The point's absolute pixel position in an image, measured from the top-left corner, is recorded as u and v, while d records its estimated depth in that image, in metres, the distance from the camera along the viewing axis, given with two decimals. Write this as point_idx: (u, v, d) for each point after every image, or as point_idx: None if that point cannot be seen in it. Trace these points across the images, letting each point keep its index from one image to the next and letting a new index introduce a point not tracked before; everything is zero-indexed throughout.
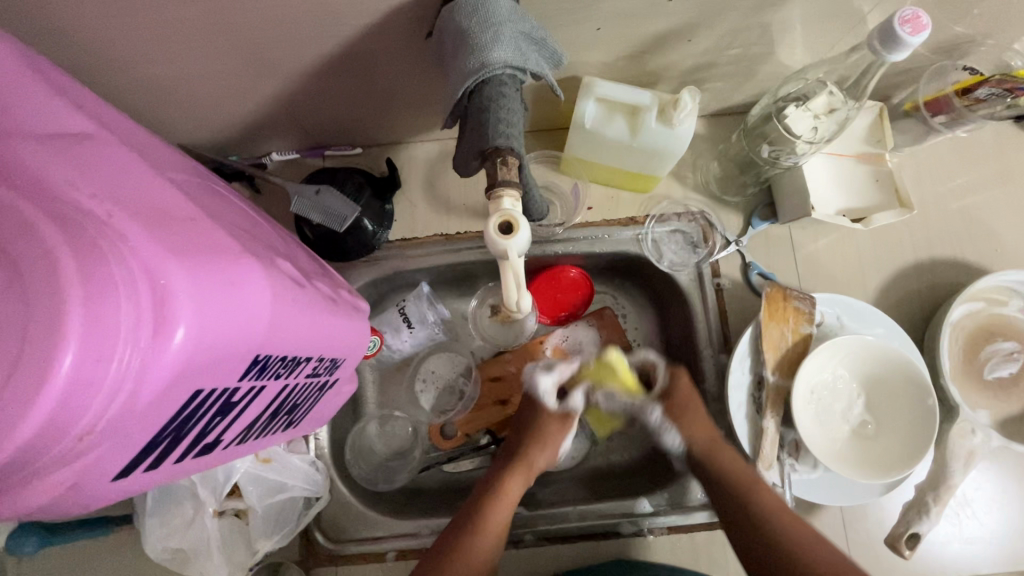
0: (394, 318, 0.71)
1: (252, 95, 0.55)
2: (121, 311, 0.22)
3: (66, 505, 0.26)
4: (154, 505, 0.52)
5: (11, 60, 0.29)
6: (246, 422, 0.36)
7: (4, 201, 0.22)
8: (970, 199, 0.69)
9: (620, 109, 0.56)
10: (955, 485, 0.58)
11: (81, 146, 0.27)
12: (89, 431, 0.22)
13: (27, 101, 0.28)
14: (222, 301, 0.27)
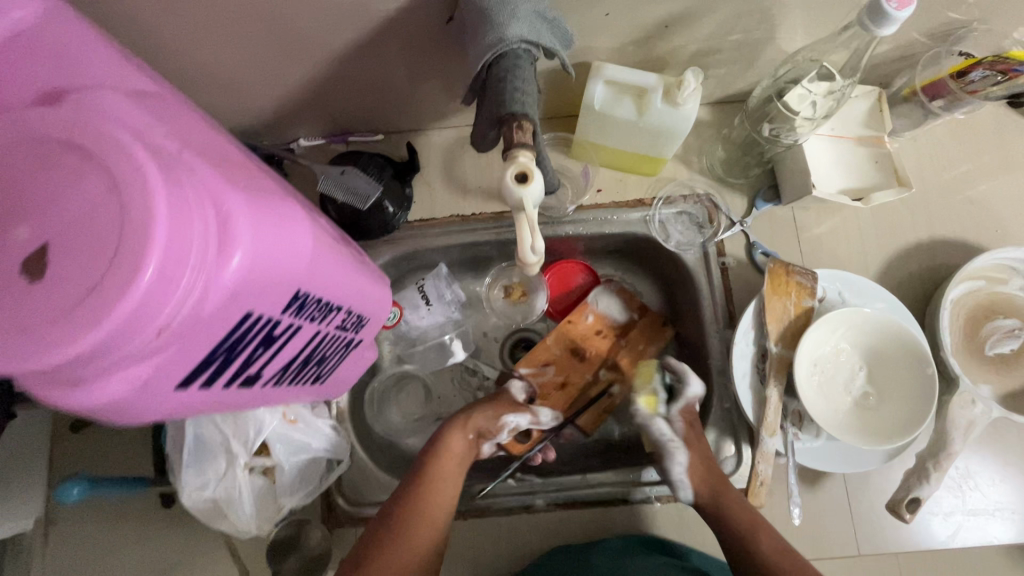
0: (414, 296, 0.75)
1: (285, 80, 0.60)
2: (194, 225, 0.26)
3: (134, 408, 0.29)
4: (190, 458, 0.56)
5: (89, 30, 0.33)
6: (283, 362, 0.40)
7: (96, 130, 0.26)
8: (969, 181, 0.72)
9: (628, 91, 0.59)
10: (955, 452, 0.60)
11: (150, 99, 0.31)
12: (165, 329, 0.25)
13: (103, 63, 0.33)
14: (270, 232, 0.30)
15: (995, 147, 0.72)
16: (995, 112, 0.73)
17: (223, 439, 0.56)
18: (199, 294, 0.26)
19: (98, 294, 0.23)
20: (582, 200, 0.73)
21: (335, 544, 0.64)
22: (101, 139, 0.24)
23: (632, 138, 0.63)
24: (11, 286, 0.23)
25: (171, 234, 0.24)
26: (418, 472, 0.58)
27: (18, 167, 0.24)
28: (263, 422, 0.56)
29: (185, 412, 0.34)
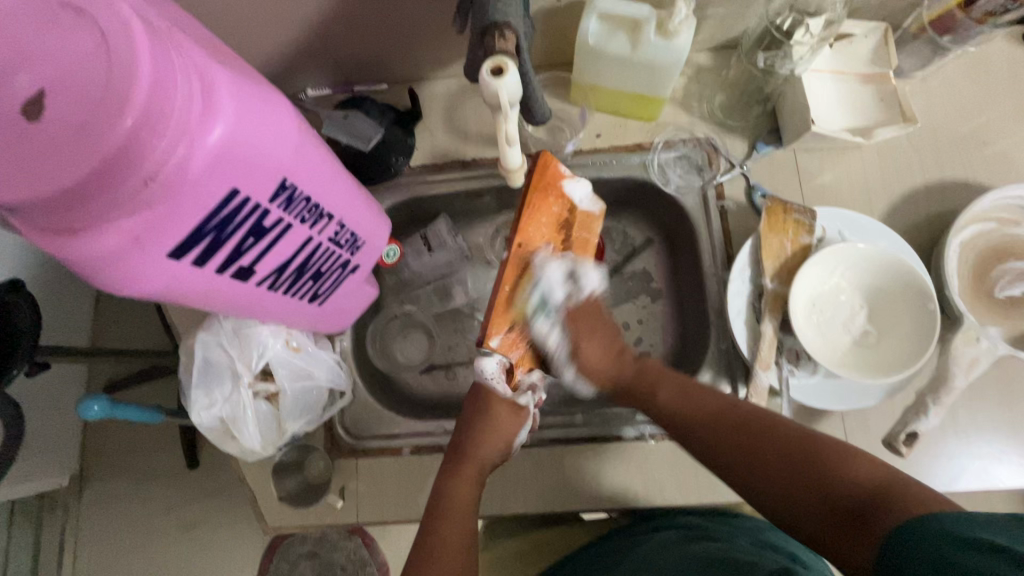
0: (416, 242, 0.77)
1: (288, 21, 0.62)
2: (179, 82, 0.28)
3: (130, 270, 0.31)
4: (200, 378, 0.60)
5: None
6: (276, 261, 0.42)
7: None
8: (979, 121, 0.70)
9: (622, 25, 0.60)
10: (955, 386, 0.59)
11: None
12: (152, 176, 0.28)
13: None
14: (256, 109, 0.32)
15: (1009, 88, 0.70)
16: (1006, 52, 0.71)
17: (228, 360, 0.60)
18: (183, 151, 0.29)
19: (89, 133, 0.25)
20: (580, 145, 0.73)
21: (335, 472, 0.66)
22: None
23: (628, 75, 0.64)
24: (12, 126, 0.25)
25: (155, 84, 0.26)
26: (436, 503, 0.57)
27: (17, 23, 0.26)
28: (265, 345, 0.59)
29: (180, 293, 0.37)
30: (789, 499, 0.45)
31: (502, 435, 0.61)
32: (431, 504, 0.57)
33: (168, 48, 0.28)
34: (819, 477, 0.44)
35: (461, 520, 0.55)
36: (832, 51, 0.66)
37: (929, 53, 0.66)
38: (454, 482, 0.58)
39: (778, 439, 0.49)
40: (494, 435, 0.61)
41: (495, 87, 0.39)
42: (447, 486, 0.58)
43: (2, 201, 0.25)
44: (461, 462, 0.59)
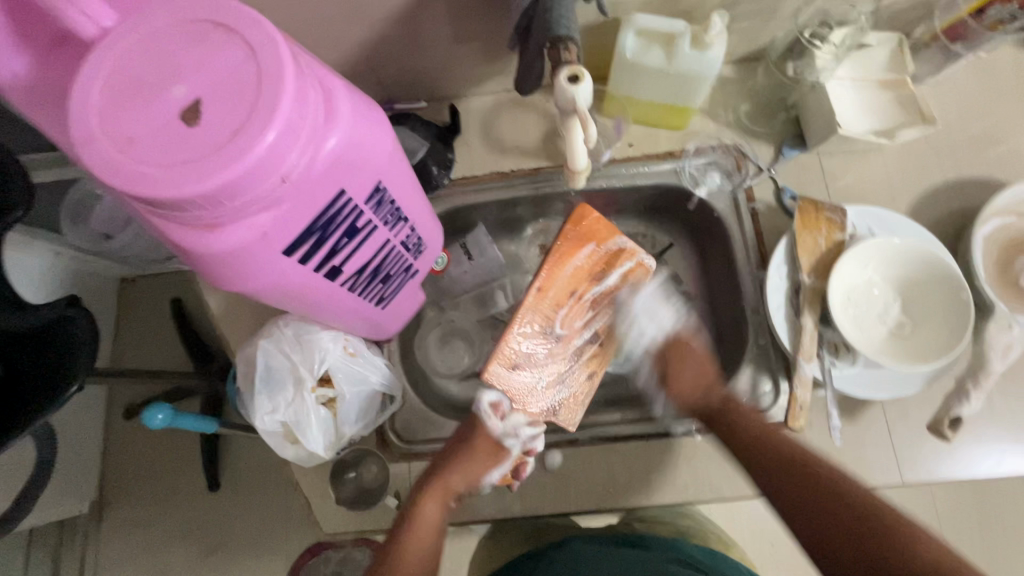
0: (456, 252, 0.79)
1: (341, 43, 0.65)
2: (310, 91, 0.31)
3: (250, 264, 0.34)
4: (263, 384, 0.61)
5: None
6: (360, 263, 0.44)
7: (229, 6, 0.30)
8: (992, 122, 0.74)
9: (657, 40, 0.64)
10: (994, 370, 0.61)
11: None
12: (287, 175, 0.30)
13: None
14: (363, 117, 0.36)
15: (1016, 90, 0.74)
16: (1011, 57, 0.75)
17: (291, 366, 0.61)
18: (309, 154, 0.31)
19: (241, 135, 0.28)
20: (615, 154, 0.76)
21: (389, 477, 0.67)
22: (238, 18, 0.29)
23: (662, 86, 0.68)
24: (171, 130, 0.28)
25: (296, 92, 0.29)
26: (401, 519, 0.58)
27: (172, 40, 0.29)
28: (327, 350, 0.61)
29: (279, 290, 0.39)
30: (835, 544, 0.47)
31: (474, 462, 0.62)
32: (402, 515, 0.59)
33: (301, 61, 0.31)
34: (881, 543, 0.45)
35: (424, 536, 0.57)
36: (850, 60, 0.70)
37: (942, 60, 0.71)
38: (427, 499, 0.60)
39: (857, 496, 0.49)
40: (468, 460, 0.62)
41: (571, 92, 0.46)
42: (417, 504, 0.59)
43: (157, 198, 0.28)
44: (429, 483, 0.61)
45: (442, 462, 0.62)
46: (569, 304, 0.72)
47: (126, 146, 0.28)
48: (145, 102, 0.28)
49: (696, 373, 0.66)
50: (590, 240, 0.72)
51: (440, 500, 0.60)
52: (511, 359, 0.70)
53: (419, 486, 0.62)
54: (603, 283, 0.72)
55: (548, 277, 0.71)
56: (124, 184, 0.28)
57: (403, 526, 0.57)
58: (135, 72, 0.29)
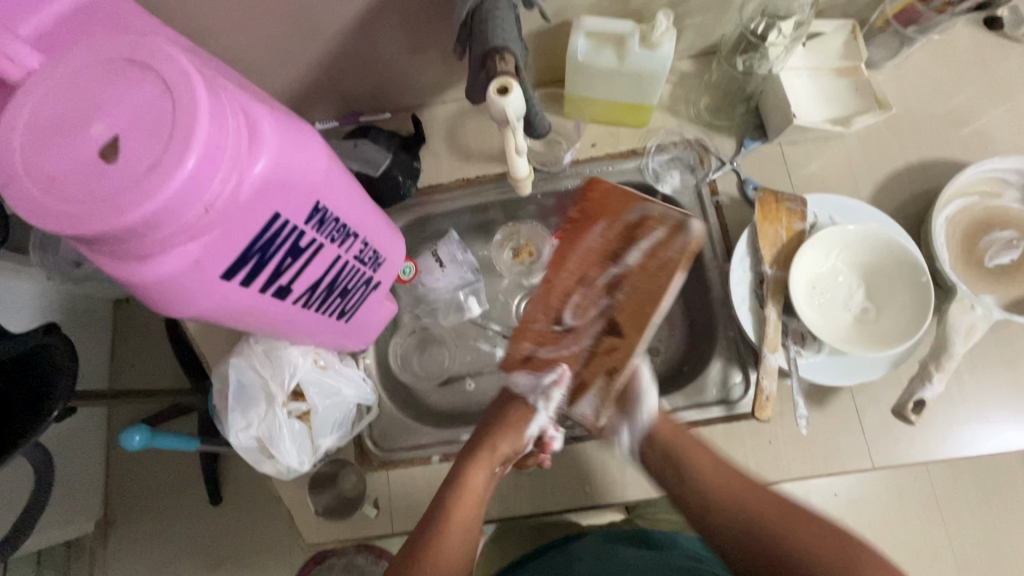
0: (428, 262, 0.79)
1: (298, 60, 0.66)
2: (231, 121, 0.32)
3: (189, 291, 0.35)
4: (236, 401, 0.62)
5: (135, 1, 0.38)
6: (311, 280, 0.45)
7: (142, 39, 0.31)
8: (951, 104, 0.74)
9: (608, 41, 0.64)
10: (955, 352, 0.62)
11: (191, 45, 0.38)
12: (213, 203, 0.32)
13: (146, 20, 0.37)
14: (294, 139, 0.37)
15: (975, 71, 0.75)
16: (968, 38, 0.75)
17: (262, 382, 0.62)
18: (234, 181, 0.32)
19: (159, 169, 0.29)
20: (578, 154, 0.77)
21: (367, 485, 0.68)
22: (153, 53, 0.30)
23: (617, 85, 0.68)
24: (91, 167, 0.29)
25: (214, 121, 0.30)
26: (453, 484, 0.62)
27: (91, 79, 0.30)
28: (295, 365, 0.62)
29: (226, 312, 0.40)
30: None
31: (514, 430, 0.65)
32: (450, 481, 0.62)
33: (220, 91, 0.32)
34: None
35: (470, 503, 0.61)
36: (805, 49, 0.71)
37: (896, 44, 0.71)
38: (476, 468, 0.63)
39: (798, 537, 0.54)
40: (510, 432, 0.65)
41: (502, 105, 0.46)
42: (467, 469, 0.63)
43: (82, 234, 0.29)
44: (482, 453, 0.64)
45: (492, 435, 0.65)
46: (581, 290, 0.65)
47: (50, 185, 0.29)
48: (66, 141, 0.29)
49: (648, 283, 0.62)
50: (601, 216, 0.66)
51: (487, 466, 0.63)
52: (524, 345, 0.66)
53: (464, 454, 0.65)
54: (621, 263, 0.64)
55: (554, 268, 0.66)
56: (49, 222, 0.29)
57: (449, 492, 0.61)
58: (56, 113, 0.30)
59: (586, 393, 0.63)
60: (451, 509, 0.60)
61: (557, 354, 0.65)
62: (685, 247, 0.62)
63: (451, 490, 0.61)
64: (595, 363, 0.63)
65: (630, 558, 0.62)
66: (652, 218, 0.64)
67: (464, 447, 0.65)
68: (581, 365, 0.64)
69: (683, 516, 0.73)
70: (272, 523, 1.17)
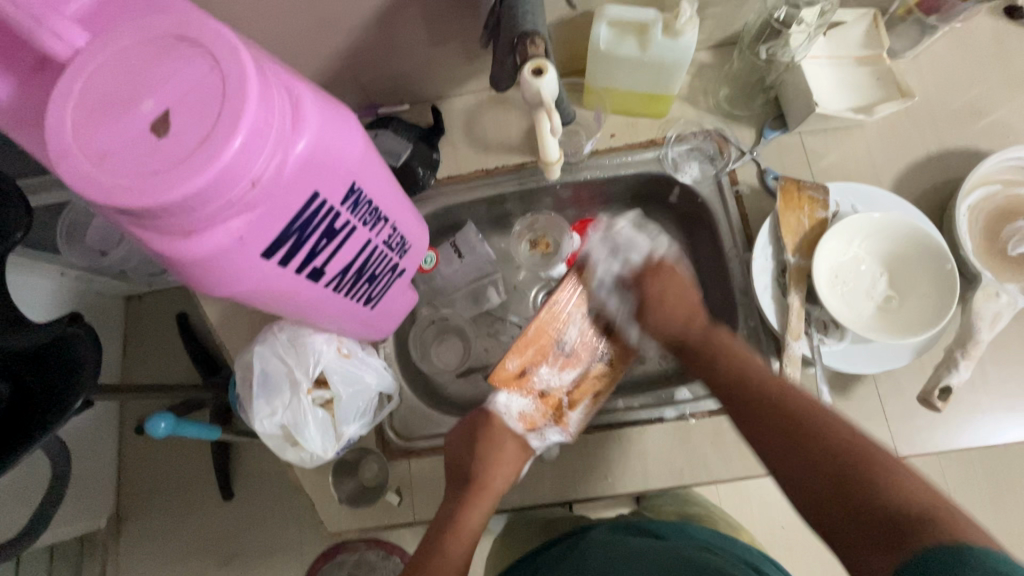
0: (447, 250, 0.81)
1: (321, 51, 0.66)
2: (276, 96, 0.32)
3: (231, 269, 0.35)
4: (261, 389, 0.63)
5: None
6: (343, 263, 0.45)
7: (191, 17, 0.31)
8: (972, 93, 0.74)
9: (631, 29, 0.64)
10: (981, 339, 0.61)
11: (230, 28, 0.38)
12: (259, 178, 0.32)
13: None
14: (333, 119, 0.37)
15: (995, 61, 0.74)
16: (987, 28, 0.75)
17: (286, 369, 0.63)
18: (278, 159, 0.33)
19: (209, 143, 0.29)
20: (597, 145, 0.77)
21: (389, 473, 0.68)
22: (201, 30, 0.31)
23: (639, 74, 0.68)
24: (142, 142, 0.29)
25: (261, 96, 0.31)
26: (447, 522, 0.61)
27: (140, 56, 0.30)
28: (320, 352, 0.62)
29: (262, 294, 0.40)
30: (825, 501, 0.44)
31: (501, 463, 0.65)
32: (440, 524, 0.62)
33: (265, 68, 0.32)
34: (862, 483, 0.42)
35: (457, 549, 0.59)
36: (826, 38, 0.71)
37: (918, 33, 0.71)
38: (467, 509, 0.62)
39: (823, 423, 0.48)
40: (498, 466, 0.64)
41: (537, 86, 0.48)
42: (457, 512, 0.62)
43: (132, 207, 0.29)
44: (477, 494, 0.62)
45: (485, 475, 0.63)
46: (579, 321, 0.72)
47: (100, 159, 0.29)
48: (115, 116, 0.29)
49: (680, 302, 0.67)
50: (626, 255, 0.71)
51: (481, 505, 0.62)
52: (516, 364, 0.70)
53: (457, 494, 0.63)
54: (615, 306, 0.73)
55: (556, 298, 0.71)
56: (100, 195, 0.29)
57: (445, 538, 0.60)
58: (106, 89, 0.30)
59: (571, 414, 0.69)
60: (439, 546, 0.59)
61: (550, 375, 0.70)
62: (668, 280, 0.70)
63: (440, 531, 0.61)
64: (584, 385, 0.70)
65: (634, 543, 0.61)
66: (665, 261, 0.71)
67: (454, 485, 0.65)
68: (572, 386, 0.70)
69: (692, 508, 0.74)
70: (284, 516, 1.17)
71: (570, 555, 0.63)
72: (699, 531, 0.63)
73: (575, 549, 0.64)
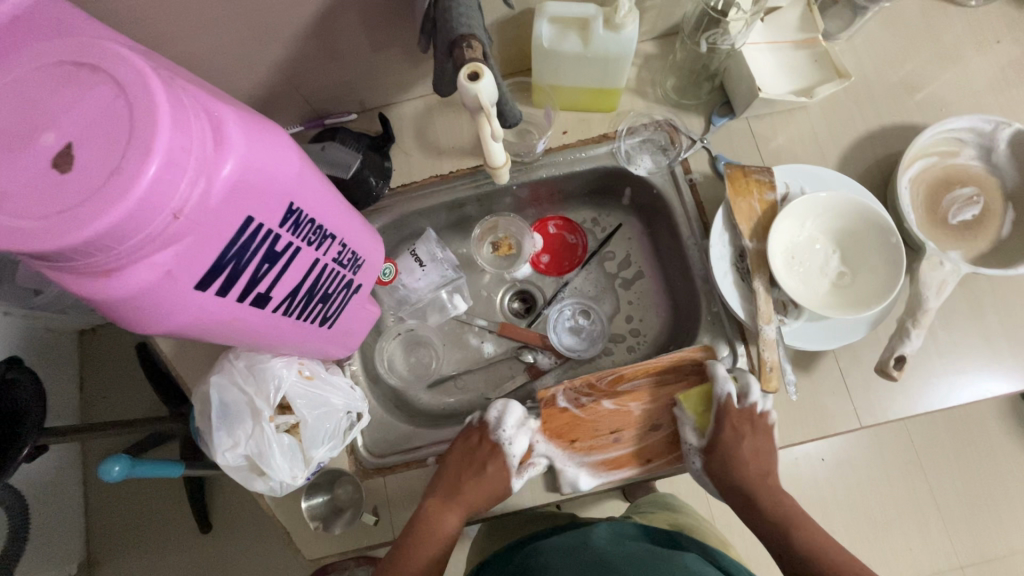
0: (407, 261, 0.78)
1: (258, 65, 0.63)
2: (192, 118, 0.31)
3: (161, 306, 0.33)
4: (220, 420, 0.60)
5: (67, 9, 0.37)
6: (290, 286, 0.44)
7: (94, 41, 0.29)
8: (906, 68, 0.76)
9: (573, 26, 0.64)
10: (930, 308, 0.63)
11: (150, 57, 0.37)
12: (181, 208, 0.30)
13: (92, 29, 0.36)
14: (262, 137, 0.36)
15: (924, 37, 0.77)
16: (916, 6, 0.78)
17: (246, 398, 0.60)
18: (202, 185, 0.31)
19: (121, 173, 0.28)
20: (550, 143, 0.77)
21: (364, 493, 0.66)
22: (105, 55, 0.29)
23: (585, 69, 0.68)
24: (45, 177, 0.27)
25: (175, 121, 0.29)
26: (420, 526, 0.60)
27: (38, 84, 0.28)
28: (280, 377, 0.60)
29: (203, 326, 0.38)
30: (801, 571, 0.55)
31: (495, 475, 0.62)
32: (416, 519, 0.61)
33: (178, 91, 0.31)
34: None
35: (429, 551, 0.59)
36: (763, 24, 0.73)
37: (850, 15, 0.73)
38: (446, 512, 0.61)
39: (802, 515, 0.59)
40: (490, 470, 0.62)
41: (474, 90, 0.47)
42: (436, 513, 0.61)
43: (40, 250, 0.27)
44: (458, 500, 0.61)
45: (471, 484, 0.61)
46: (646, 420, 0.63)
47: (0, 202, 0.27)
48: (14, 151, 0.27)
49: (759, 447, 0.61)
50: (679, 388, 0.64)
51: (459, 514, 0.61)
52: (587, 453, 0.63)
53: (440, 495, 0.62)
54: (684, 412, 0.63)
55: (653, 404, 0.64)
56: (2, 240, 0.27)
57: (423, 538, 0.59)
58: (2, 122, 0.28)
59: (552, 408, 0.64)
60: (424, 537, 0.59)
61: (606, 450, 0.62)
62: (771, 214, 0.68)
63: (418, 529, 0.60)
64: (613, 414, 0.63)
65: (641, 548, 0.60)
66: (767, 184, 0.68)
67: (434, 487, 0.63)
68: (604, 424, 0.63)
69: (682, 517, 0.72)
70: (265, 545, 1.14)
71: (577, 541, 0.62)
72: (692, 543, 0.63)
73: (577, 538, 0.63)
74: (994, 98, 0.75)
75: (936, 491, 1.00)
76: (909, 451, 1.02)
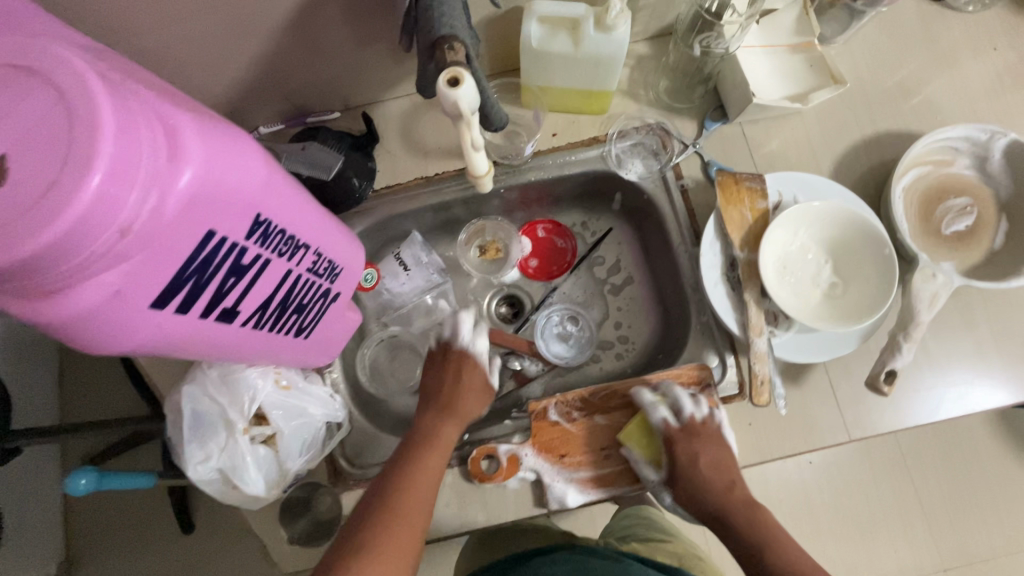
0: (392, 265, 0.76)
1: (235, 60, 0.61)
2: (142, 127, 0.28)
3: (113, 327, 0.31)
4: (192, 431, 0.58)
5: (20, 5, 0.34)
6: (260, 299, 0.41)
7: (36, 43, 0.27)
8: (901, 73, 0.75)
9: (562, 26, 0.61)
10: (922, 321, 0.62)
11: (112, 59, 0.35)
12: (130, 225, 0.28)
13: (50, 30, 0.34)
14: (226, 145, 0.33)
15: (921, 42, 0.76)
16: (914, 10, 0.76)
17: (220, 409, 0.58)
18: (154, 199, 0.29)
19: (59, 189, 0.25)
20: (539, 145, 0.75)
21: (343, 506, 0.63)
22: (47, 59, 0.27)
23: (575, 71, 0.66)
24: None
25: (121, 131, 0.27)
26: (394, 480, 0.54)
27: None
28: (255, 388, 0.58)
29: (163, 345, 0.36)
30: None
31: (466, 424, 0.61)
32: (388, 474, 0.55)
33: (129, 98, 0.29)
34: None
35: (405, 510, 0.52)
36: (759, 26, 0.71)
37: (846, 18, 0.71)
38: (421, 470, 0.55)
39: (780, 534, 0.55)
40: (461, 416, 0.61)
41: (454, 97, 0.45)
42: (411, 467, 0.55)
43: None
44: (433, 449, 0.57)
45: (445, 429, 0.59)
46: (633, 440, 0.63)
47: None
48: None
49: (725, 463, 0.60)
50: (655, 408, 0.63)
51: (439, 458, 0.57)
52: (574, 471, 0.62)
53: (410, 452, 0.57)
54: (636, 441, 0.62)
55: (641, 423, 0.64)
56: None
57: (396, 494, 0.53)
58: None
59: (544, 422, 0.64)
60: (397, 497, 0.52)
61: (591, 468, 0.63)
62: (763, 222, 0.66)
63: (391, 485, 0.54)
64: (600, 432, 0.64)
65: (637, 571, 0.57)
66: (759, 192, 0.67)
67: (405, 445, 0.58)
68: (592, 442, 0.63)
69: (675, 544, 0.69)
70: None
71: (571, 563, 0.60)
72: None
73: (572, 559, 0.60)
74: (990, 105, 0.73)
75: (921, 496, 1.00)
76: (897, 457, 1.01)
